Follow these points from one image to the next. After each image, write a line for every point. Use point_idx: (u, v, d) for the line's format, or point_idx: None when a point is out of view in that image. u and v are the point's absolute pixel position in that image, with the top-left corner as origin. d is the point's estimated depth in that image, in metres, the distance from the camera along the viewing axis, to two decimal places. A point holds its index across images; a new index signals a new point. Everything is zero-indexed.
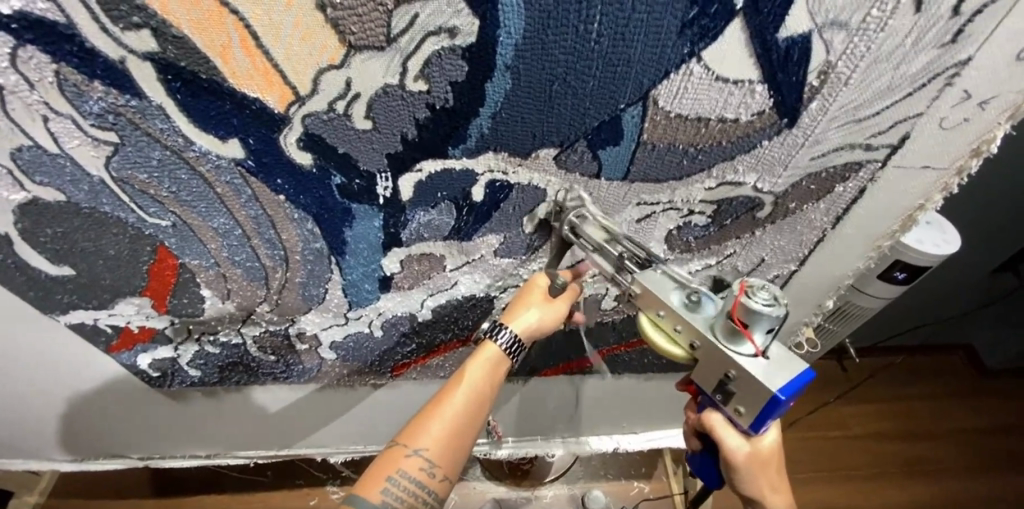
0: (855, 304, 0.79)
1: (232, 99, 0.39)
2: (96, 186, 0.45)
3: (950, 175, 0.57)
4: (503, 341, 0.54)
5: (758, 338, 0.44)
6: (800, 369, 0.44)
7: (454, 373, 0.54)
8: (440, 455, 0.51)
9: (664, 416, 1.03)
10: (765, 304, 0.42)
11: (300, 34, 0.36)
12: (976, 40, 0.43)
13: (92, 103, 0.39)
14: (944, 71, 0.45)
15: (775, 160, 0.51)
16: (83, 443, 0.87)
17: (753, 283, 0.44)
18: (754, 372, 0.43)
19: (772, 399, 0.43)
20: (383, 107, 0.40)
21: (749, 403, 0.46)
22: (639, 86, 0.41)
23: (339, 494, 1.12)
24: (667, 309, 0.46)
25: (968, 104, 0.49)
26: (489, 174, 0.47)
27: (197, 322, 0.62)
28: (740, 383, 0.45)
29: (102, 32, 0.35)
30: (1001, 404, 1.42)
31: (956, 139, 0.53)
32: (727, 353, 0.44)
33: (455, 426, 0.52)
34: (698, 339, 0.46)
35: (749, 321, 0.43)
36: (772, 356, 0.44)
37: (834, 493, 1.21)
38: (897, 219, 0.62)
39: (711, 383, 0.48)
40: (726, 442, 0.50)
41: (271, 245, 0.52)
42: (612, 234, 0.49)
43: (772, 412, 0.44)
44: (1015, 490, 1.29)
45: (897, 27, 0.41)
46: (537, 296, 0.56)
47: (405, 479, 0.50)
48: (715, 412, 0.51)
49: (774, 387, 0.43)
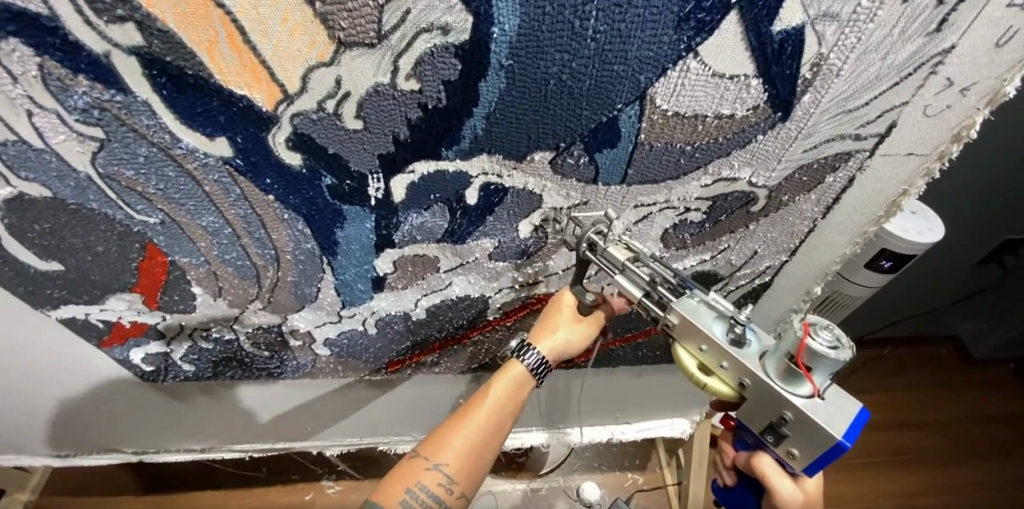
0: (843, 293, 0.77)
1: (220, 96, 0.38)
2: (82, 182, 0.44)
3: (931, 161, 0.56)
4: (531, 362, 0.56)
5: (817, 379, 0.44)
6: (856, 409, 0.45)
7: (479, 390, 0.56)
8: (460, 471, 0.52)
9: (659, 406, 1.03)
10: (829, 346, 0.43)
11: (289, 29, 0.35)
12: (959, 28, 0.43)
13: (77, 98, 0.38)
14: (929, 59, 0.45)
15: (769, 154, 0.50)
16: (76, 438, 0.86)
17: (815, 321, 0.45)
18: (815, 417, 0.44)
19: (835, 446, 0.44)
20: (375, 106, 0.39)
21: (804, 446, 0.46)
22: (636, 84, 0.40)
23: (335, 488, 1.13)
24: (710, 342, 0.47)
25: (951, 91, 0.49)
26: (483, 177, 0.46)
27: (189, 318, 0.61)
28: (795, 425, 0.46)
29: (86, 25, 0.34)
30: (990, 393, 1.43)
31: (938, 126, 0.52)
32: (786, 395, 0.45)
33: (476, 443, 0.53)
34: (747, 377, 0.46)
35: (812, 364, 0.43)
36: (828, 396, 0.45)
37: (833, 482, 1.22)
38: (882, 205, 0.61)
39: (762, 424, 0.48)
40: (778, 487, 0.50)
41: (261, 245, 0.51)
42: (638, 255, 0.50)
43: (831, 456, 0.45)
44: (1012, 476, 1.30)
45: (886, 17, 0.40)
46: (564, 315, 0.58)
47: (424, 492, 0.52)
48: (765, 454, 0.51)
49: (839, 434, 0.43)
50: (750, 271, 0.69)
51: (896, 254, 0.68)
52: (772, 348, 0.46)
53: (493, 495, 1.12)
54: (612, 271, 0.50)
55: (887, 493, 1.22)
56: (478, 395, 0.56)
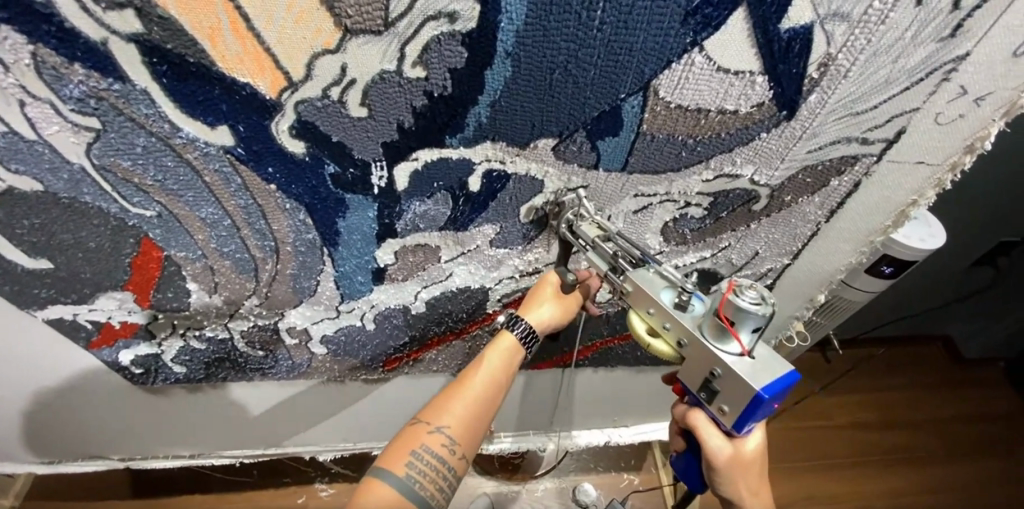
0: (844, 298, 0.79)
1: (222, 84, 0.38)
2: (75, 175, 0.43)
3: (944, 172, 0.57)
4: (520, 332, 0.56)
5: (744, 337, 0.44)
6: (784, 369, 0.44)
7: (474, 359, 0.56)
8: (462, 432, 0.52)
9: (653, 407, 1.03)
10: (752, 303, 0.42)
11: (294, 16, 0.34)
12: (974, 36, 0.44)
13: (72, 87, 0.37)
14: (942, 66, 0.46)
15: (773, 153, 0.51)
16: (58, 444, 0.85)
17: (741, 282, 0.45)
18: (739, 372, 0.44)
19: (755, 398, 0.44)
20: (379, 94, 0.39)
21: (733, 402, 0.46)
22: (640, 75, 0.41)
23: (328, 491, 1.11)
24: (656, 306, 0.47)
25: (965, 100, 0.50)
26: (486, 163, 0.46)
27: (182, 317, 0.60)
28: (724, 382, 0.46)
29: (83, 11, 0.33)
30: (978, 393, 1.45)
31: (951, 135, 0.53)
32: (714, 351, 0.45)
33: (477, 407, 0.53)
34: (686, 337, 0.47)
35: (736, 320, 0.43)
36: (756, 355, 0.45)
37: (825, 481, 1.23)
38: (891, 214, 0.62)
39: (697, 382, 0.48)
40: (709, 441, 0.51)
41: (261, 236, 0.50)
42: (607, 233, 0.50)
43: (754, 412, 0.45)
44: (1001, 476, 1.31)
45: (898, 20, 0.41)
46: (549, 292, 0.58)
47: (428, 454, 0.51)
48: (699, 412, 0.52)
49: (758, 385, 0.43)
50: (752, 272, 0.70)
51: (897, 260, 0.69)
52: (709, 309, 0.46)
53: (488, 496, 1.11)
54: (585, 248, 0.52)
55: (873, 490, 1.23)
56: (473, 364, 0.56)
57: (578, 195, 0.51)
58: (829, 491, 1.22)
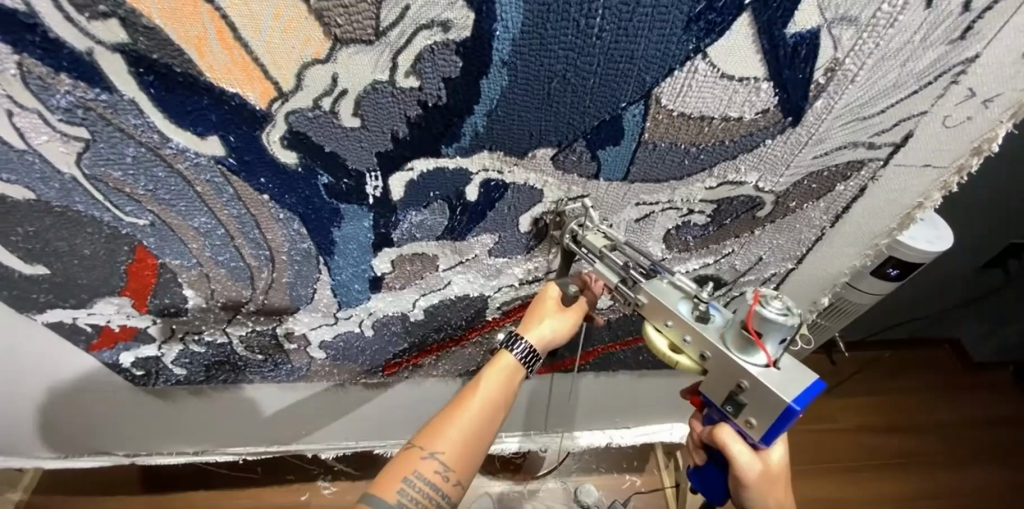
0: (848, 300, 0.77)
1: (210, 94, 0.37)
2: (66, 184, 0.43)
3: (950, 174, 0.56)
4: (519, 352, 0.55)
5: (770, 348, 0.43)
6: (813, 378, 0.43)
7: (471, 380, 0.55)
8: (457, 458, 0.51)
9: (656, 411, 1.02)
10: (779, 313, 0.41)
11: (282, 25, 0.33)
12: (984, 38, 0.43)
13: (59, 97, 0.36)
14: (952, 68, 0.45)
15: (777, 159, 0.49)
16: (65, 440, 0.86)
17: (767, 291, 0.43)
18: (768, 383, 0.43)
19: (785, 411, 0.43)
20: (372, 104, 0.38)
21: (761, 415, 0.45)
22: (641, 84, 0.39)
23: (330, 489, 1.11)
24: (675, 319, 0.46)
25: (973, 102, 0.48)
26: (483, 173, 0.45)
27: (179, 322, 0.59)
28: (751, 394, 0.45)
29: (67, 21, 0.32)
30: (989, 397, 1.43)
31: (958, 138, 0.52)
32: (740, 363, 0.44)
33: (472, 432, 0.52)
34: (708, 350, 0.45)
35: (763, 331, 0.42)
36: (783, 366, 0.44)
37: (833, 486, 1.22)
38: (896, 217, 0.61)
39: (722, 395, 0.47)
40: (738, 458, 0.49)
41: (255, 245, 0.49)
42: (614, 242, 0.50)
43: (784, 425, 0.44)
44: (1010, 482, 1.29)
45: (907, 23, 0.40)
46: (550, 306, 0.57)
47: (421, 481, 0.50)
48: (726, 426, 0.50)
49: (789, 398, 0.42)
50: (755, 278, 0.68)
51: (904, 262, 0.68)
52: (732, 320, 0.45)
53: (490, 496, 1.11)
54: (591, 258, 0.51)
55: (879, 496, 1.22)
56: (470, 385, 0.55)
57: (584, 206, 0.50)
58: (836, 497, 1.20)
